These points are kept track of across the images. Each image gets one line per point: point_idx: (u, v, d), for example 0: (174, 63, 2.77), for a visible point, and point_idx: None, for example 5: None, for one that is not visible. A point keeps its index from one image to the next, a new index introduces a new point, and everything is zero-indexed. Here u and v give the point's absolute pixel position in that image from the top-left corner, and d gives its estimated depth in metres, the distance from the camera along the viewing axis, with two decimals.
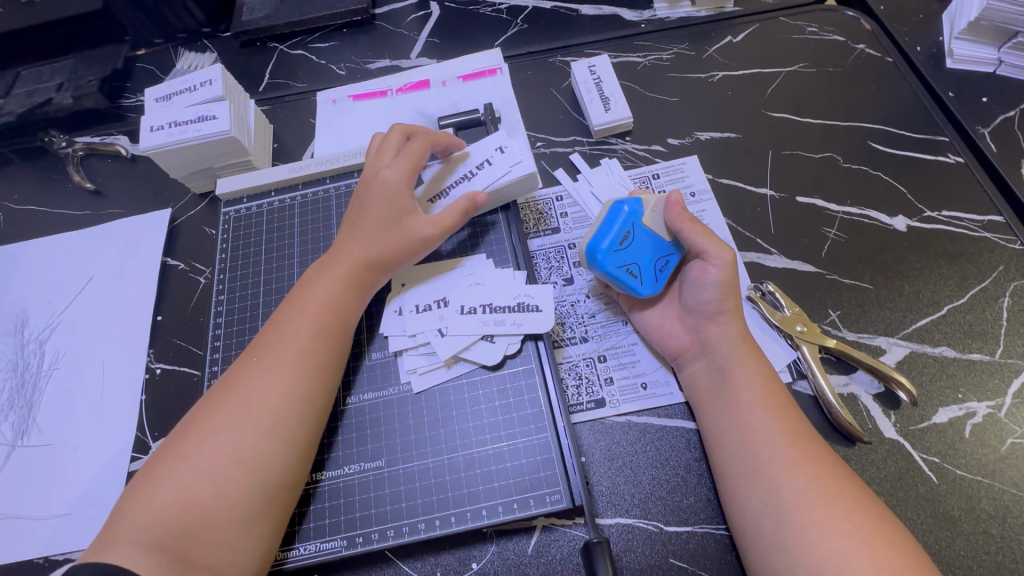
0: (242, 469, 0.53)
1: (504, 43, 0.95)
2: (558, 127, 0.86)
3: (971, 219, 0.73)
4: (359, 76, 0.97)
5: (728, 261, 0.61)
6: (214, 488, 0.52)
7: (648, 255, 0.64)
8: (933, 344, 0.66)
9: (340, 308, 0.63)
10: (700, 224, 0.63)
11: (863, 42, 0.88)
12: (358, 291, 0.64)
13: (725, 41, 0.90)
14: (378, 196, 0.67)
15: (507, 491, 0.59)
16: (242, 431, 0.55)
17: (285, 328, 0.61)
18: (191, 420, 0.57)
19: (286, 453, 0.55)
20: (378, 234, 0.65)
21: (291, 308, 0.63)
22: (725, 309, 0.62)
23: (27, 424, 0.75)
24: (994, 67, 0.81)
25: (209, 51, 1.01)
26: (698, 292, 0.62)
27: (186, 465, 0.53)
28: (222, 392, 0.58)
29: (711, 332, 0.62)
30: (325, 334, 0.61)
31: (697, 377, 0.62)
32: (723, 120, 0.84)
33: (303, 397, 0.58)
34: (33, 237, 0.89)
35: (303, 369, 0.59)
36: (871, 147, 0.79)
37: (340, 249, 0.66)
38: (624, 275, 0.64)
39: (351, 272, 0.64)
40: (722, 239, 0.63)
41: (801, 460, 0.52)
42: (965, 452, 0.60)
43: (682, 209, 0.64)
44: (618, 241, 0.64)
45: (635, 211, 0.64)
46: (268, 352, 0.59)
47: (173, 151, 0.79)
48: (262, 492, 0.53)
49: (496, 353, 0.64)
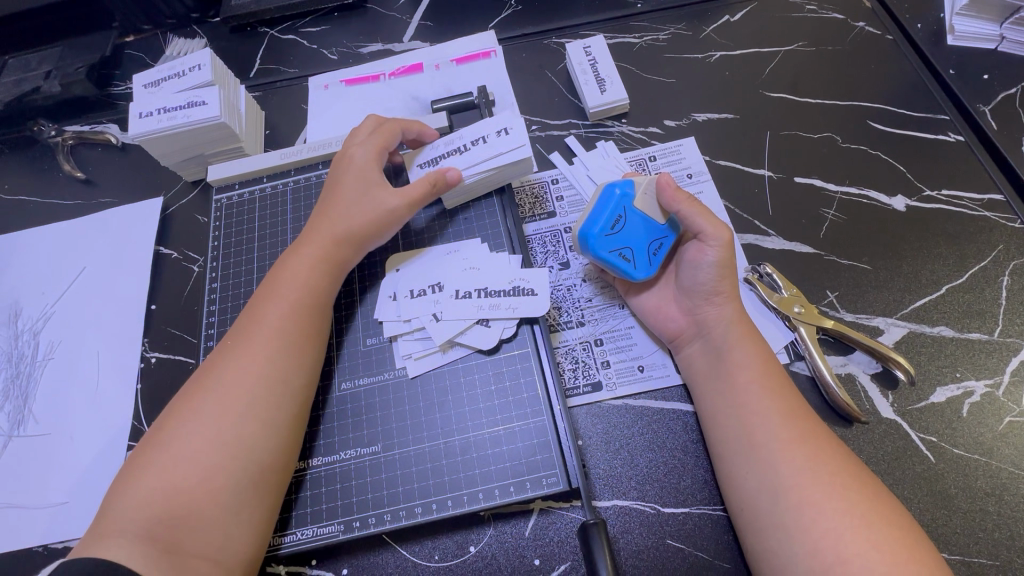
0: (227, 453, 0.53)
1: (498, 25, 0.94)
2: (554, 110, 0.85)
3: (971, 198, 0.72)
4: (351, 60, 0.95)
5: (726, 240, 0.60)
6: (197, 473, 0.52)
7: (641, 237, 0.64)
8: (932, 324, 0.65)
9: (315, 288, 0.63)
10: (695, 203, 0.62)
11: (863, 19, 0.87)
12: (333, 272, 0.64)
13: (723, 20, 0.89)
14: (349, 174, 0.68)
15: (502, 474, 0.59)
16: (222, 415, 0.54)
17: (262, 312, 0.61)
18: (173, 407, 0.56)
19: (268, 433, 0.55)
20: (351, 210, 0.66)
21: (267, 291, 0.63)
22: (721, 290, 0.61)
23: (23, 414, 0.75)
24: (996, 44, 0.80)
25: (199, 37, 1.00)
26: (694, 274, 0.62)
27: (169, 452, 0.53)
28: (204, 378, 0.57)
29: (708, 313, 0.61)
30: (301, 315, 0.61)
31: (693, 359, 0.62)
32: (721, 101, 0.82)
33: (283, 378, 0.57)
34: (25, 228, 0.88)
35: (280, 350, 0.58)
36: (871, 126, 0.78)
37: (314, 229, 0.66)
38: (617, 259, 0.63)
39: (324, 252, 0.64)
40: (718, 218, 0.62)
41: (798, 440, 0.52)
42: (963, 431, 0.60)
43: (677, 189, 0.63)
44: (610, 225, 0.63)
45: (627, 194, 0.63)
46: (244, 334, 0.59)
47: (162, 137, 0.77)
48: (250, 476, 0.53)
49: (491, 337, 0.64)
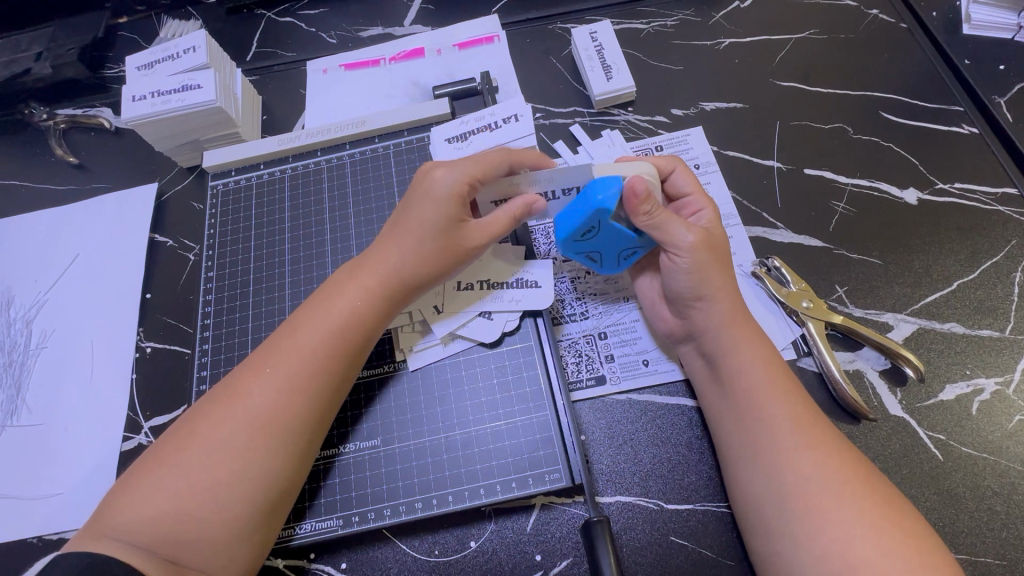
0: (247, 487, 0.51)
1: (501, 9, 0.91)
2: (558, 98, 0.83)
3: (985, 192, 0.71)
4: (350, 44, 0.93)
5: (692, 249, 0.57)
6: (214, 503, 0.50)
7: (612, 244, 0.60)
8: (942, 321, 0.64)
9: (363, 320, 0.58)
10: (660, 213, 0.57)
11: (876, 7, 0.84)
12: (388, 304, 0.59)
13: (733, 6, 0.86)
14: (425, 202, 0.60)
15: (505, 470, 0.58)
16: (249, 450, 0.52)
17: (298, 339, 0.56)
18: (190, 421, 0.54)
19: (290, 467, 0.53)
20: (416, 241, 0.59)
21: (308, 314, 0.58)
22: (704, 293, 0.58)
23: (16, 405, 0.73)
24: (1012, 33, 0.78)
25: (193, 18, 0.97)
26: (672, 281, 0.59)
27: (186, 479, 0.50)
28: (229, 401, 0.54)
29: (696, 316, 0.59)
30: (343, 352, 0.57)
31: (690, 358, 0.61)
32: (730, 89, 0.80)
33: (313, 417, 0.55)
34: (16, 213, 0.86)
35: (317, 388, 0.55)
36: (883, 117, 0.77)
37: (372, 253, 0.60)
38: (585, 260, 0.63)
39: (379, 283, 0.59)
40: (684, 221, 0.58)
41: (805, 438, 0.51)
42: (971, 429, 0.59)
43: (644, 200, 0.56)
44: (581, 233, 0.58)
45: (606, 207, 0.55)
46: (280, 362, 0.55)
47: (155, 122, 0.75)
48: (261, 502, 0.51)
49: (494, 330, 0.63)
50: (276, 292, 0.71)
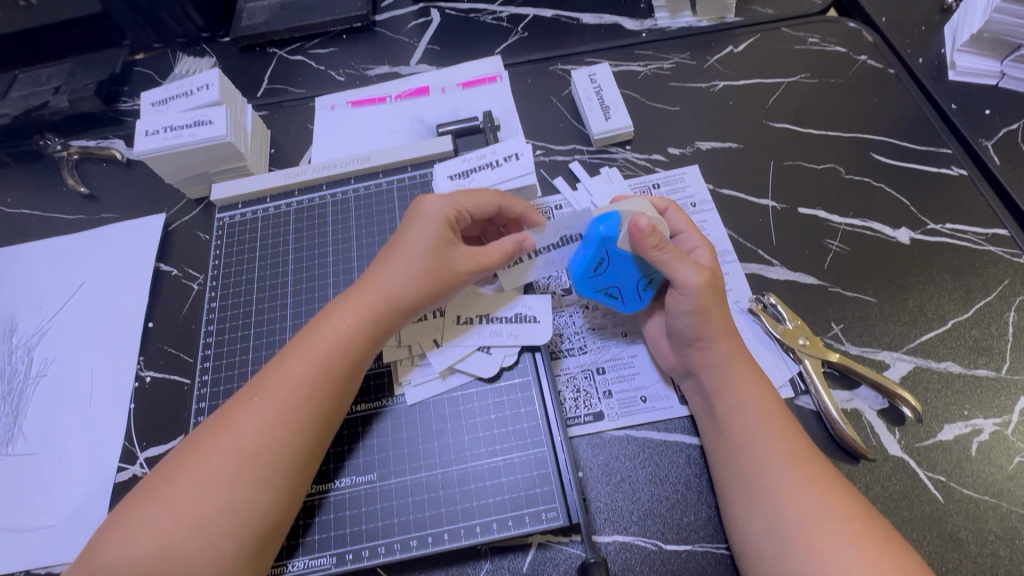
0: (231, 518, 0.51)
1: (504, 51, 0.95)
2: (558, 136, 0.85)
3: (976, 232, 0.72)
4: (358, 82, 0.96)
5: (697, 290, 0.58)
6: (200, 538, 0.50)
7: (627, 276, 0.62)
8: (938, 359, 0.65)
9: (352, 347, 0.59)
10: (666, 247, 0.59)
11: (865, 53, 0.88)
12: (375, 329, 0.60)
13: (726, 50, 0.90)
14: (417, 226, 0.62)
15: (501, 508, 0.58)
16: (234, 481, 0.52)
17: (287, 370, 0.57)
18: (181, 454, 0.54)
19: (278, 501, 0.53)
20: (406, 264, 0.60)
21: (299, 343, 0.59)
22: (704, 335, 0.59)
23: (12, 433, 0.73)
24: (997, 80, 0.81)
25: (209, 56, 1.02)
26: (674, 320, 0.60)
27: (174, 513, 0.50)
28: (218, 432, 0.54)
29: (693, 357, 0.60)
30: (330, 381, 0.57)
31: (690, 396, 0.61)
32: (724, 129, 0.83)
33: (298, 448, 0.54)
34: (25, 241, 0.88)
35: (302, 419, 0.55)
36: (874, 158, 0.79)
37: (364, 280, 0.62)
38: (605, 298, 0.63)
39: (371, 310, 0.60)
40: (691, 262, 0.59)
41: (804, 479, 0.51)
42: (971, 471, 0.59)
43: (650, 231, 0.58)
44: (593, 267, 0.61)
45: (607, 236, 0.60)
46: (271, 392, 0.56)
47: (166, 155, 0.78)
48: (248, 535, 0.51)
49: (492, 365, 0.63)
50: (278, 322, 0.72)
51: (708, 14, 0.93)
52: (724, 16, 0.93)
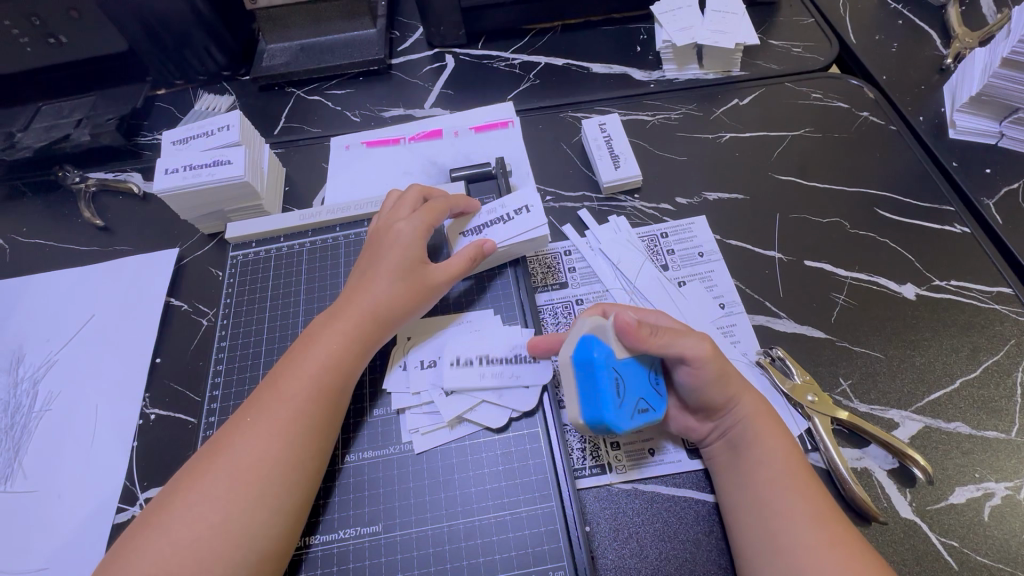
0: (226, 541, 0.51)
1: (516, 97, 0.98)
2: (568, 182, 0.87)
3: (981, 290, 0.73)
4: (373, 123, 0.99)
5: (709, 359, 0.58)
6: (195, 563, 0.50)
7: (640, 380, 0.58)
8: (947, 419, 0.64)
9: (340, 362, 0.61)
10: (660, 333, 0.58)
11: (867, 109, 0.90)
12: (361, 342, 0.62)
13: (732, 103, 0.93)
14: (392, 248, 0.66)
15: (507, 565, 0.57)
16: (229, 501, 0.52)
17: (279, 388, 0.58)
18: (178, 480, 0.55)
19: (274, 521, 0.53)
20: (389, 285, 0.64)
21: (290, 360, 0.61)
22: (733, 398, 0.59)
23: (12, 468, 0.72)
24: (996, 139, 0.84)
25: (229, 93, 1.05)
26: (697, 392, 0.59)
27: (170, 537, 0.51)
28: (215, 453, 0.55)
29: (725, 419, 0.59)
30: (324, 397, 0.59)
31: (714, 457, 0.60)
32: (731, 180, 0.85)
33: (294, 464, 0.55)
34: (37, 272, 0.89)
35: (297, 435, 0.56)
36: (877, 213, 0.80)
37: (349, 301, 0.64)
38: (642, 417, 0.58)
39: (357, 327, 0.62)
40: (692, 333, 0.59)
41: (827, 542, 0.51)
42: (985, 537, 0.58)
43: (637, 327, 0.57)
44: (614, 395, 0.56)
45: (603, 357, 0.57)
46: (264, 411, 0.57)
47: (185, 194, 0.79)
48: (246, 566, 0.51)
49: (501, 414, 0.63)
50: None
51: (714, 68, 0.96)
52: (730, 69, 0.96)
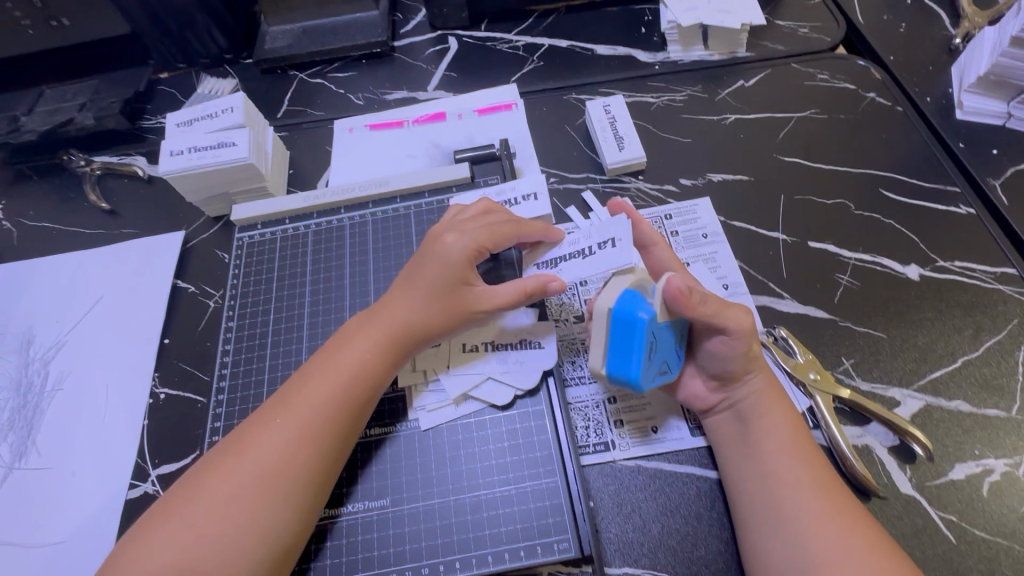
0: (250, 539, 0.52)
1: (520, 79, 0.98)
2: (572, 164, 0.87)
3: (984, 271, 0.73)
4: (376, 106, 0.98)
5: (747, 334, 0.59)
6: (219, 557, 0.50)
7: (669, 343, 0.59)
8: (949, 398, 0.65)
9: (372, 371, 0.60)
10: (709, 303, 0.57)
11: (873, 90, 0.90)
12: (393, 353, 0.61)
13: (737, 84, 0.92)
14: (435, 262, 0.63)
15: (513, 537, 0.58)
16: (255, 499, 0.53)
17: (309, 393, 0.58)
18: (202, 470, 0.55)
19: (296, 520, 0.54)
20: (426, 298, 0.62)
21: (319, 366, 0.61)
22: (750, 369, 0.60)
23: (26, 446, 0.74)
24: (1003, 120, 0.83)
25: (231, 77, 1.05)
26: (719, 359, 0.60)
27: (194, 530, 0.51)
28: (239, 450, 0.56)
29: (737, 390, 0.60)
30: (351, 405, 0.59)
31: (720, 427, 0.61)
32: (735, 162, 0.85)
33: (320, 469, 0.56)
34: (44, 255, 0.90)
35: (324, 441, 0.57)
36: (882, 194, 0.80)
37: (381, 308, 0.63)
38: (660, 377, 0.59)
39: (389, 337, 0.61)
40: (738, 308, 0.60)
41: (830, 512, 0.52)
42: (983, 511, 0.59)
43: (690, 292, 0.56)
44: (647, 354, 0.56)
45: (651, 317, 0.55)
46: (293, 415, 0.57)
47: (189, 176, 0.79)
48: (270, 559, 0.52)
49: (506, 393, 0.64)
50: (294, 342, 0.73)
51: (720, 49, 0.95)
52: (735, 51, 0.95)
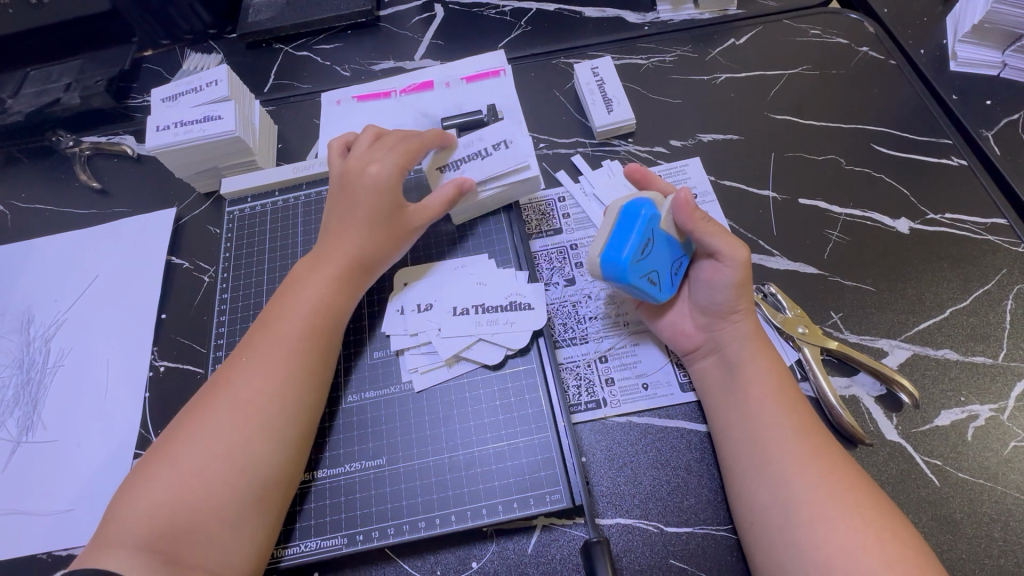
0: (233, 468, 0.54)
1: (508, 44, 0.96)
2: (562, 128, 0.86)
3: (975, 222, 0.73)
4: (363, 77, 0.97)
5: (743, 265, 0.60)
6: (205, 488, 0.53)
7: (664, 259, 0.61)
8: (936, 347, 0.66)
9: (331, 302, 0.63)
10: (710, 224, 0.61)
11: (866, 44, 0.88)
12: (348, 283, 0.65)
13: (728, 43, 0.90)
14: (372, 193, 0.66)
15: (506, 490, 0.59)
16: (233, 430, 0.55)
17: (273, 330, 0.61)
18: (184, 416, 0.58)
19: (279, 452, 0.56)
20: (370, 227, 0.66)
21: (280, 305, 0.63)
22: (738, 308, 0.61)
23: (32, 420, 0.76)
24: (998, 70, 0.82)
25: (216, 53, 1.03)
26: (709, 292, 0.62)
27: (179, 468, 0.54)
28: (214, 389, 0.58)
29: (723, 331, 0.62)
30: (313, 336, 0.61)
31: (708, 371, 0.62)
32: (726, 121, 0.84)
33: (293, 398, 0.58)
34: (39, 236, 0.90)
35: (294, 372, 0.59)
36: (874, 149, 0.79)
37: (331, 244, 0.66)
38: (646, 284, 0.59)
39: (343, 268, 0.64)
40: (736, 238, 0.61)
41: (811, 454, 0.53)
42: (967, 455, 0.60)
43: (695, 209, 0.61)
44: (641, 249, 0.58)
45: (652, 216, 0.59)
46: (259, 350, 0.60)
47: (177, 151, 0.79)
48: (256, 489, 0.54)
49: (497, 352, 0.65)
50: None
51: (710, 7, 0.93)
52: (726, 9, 0.93)
